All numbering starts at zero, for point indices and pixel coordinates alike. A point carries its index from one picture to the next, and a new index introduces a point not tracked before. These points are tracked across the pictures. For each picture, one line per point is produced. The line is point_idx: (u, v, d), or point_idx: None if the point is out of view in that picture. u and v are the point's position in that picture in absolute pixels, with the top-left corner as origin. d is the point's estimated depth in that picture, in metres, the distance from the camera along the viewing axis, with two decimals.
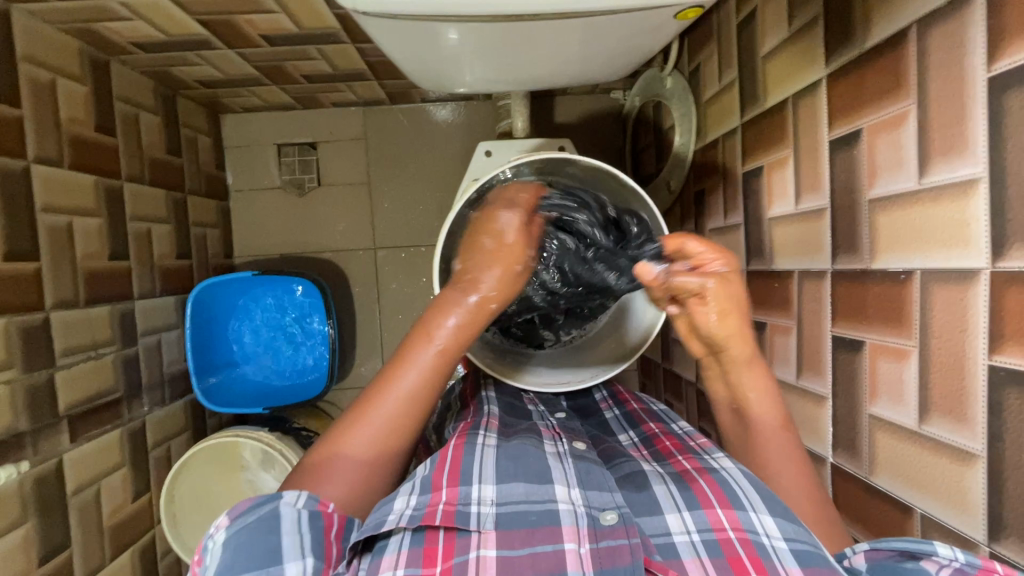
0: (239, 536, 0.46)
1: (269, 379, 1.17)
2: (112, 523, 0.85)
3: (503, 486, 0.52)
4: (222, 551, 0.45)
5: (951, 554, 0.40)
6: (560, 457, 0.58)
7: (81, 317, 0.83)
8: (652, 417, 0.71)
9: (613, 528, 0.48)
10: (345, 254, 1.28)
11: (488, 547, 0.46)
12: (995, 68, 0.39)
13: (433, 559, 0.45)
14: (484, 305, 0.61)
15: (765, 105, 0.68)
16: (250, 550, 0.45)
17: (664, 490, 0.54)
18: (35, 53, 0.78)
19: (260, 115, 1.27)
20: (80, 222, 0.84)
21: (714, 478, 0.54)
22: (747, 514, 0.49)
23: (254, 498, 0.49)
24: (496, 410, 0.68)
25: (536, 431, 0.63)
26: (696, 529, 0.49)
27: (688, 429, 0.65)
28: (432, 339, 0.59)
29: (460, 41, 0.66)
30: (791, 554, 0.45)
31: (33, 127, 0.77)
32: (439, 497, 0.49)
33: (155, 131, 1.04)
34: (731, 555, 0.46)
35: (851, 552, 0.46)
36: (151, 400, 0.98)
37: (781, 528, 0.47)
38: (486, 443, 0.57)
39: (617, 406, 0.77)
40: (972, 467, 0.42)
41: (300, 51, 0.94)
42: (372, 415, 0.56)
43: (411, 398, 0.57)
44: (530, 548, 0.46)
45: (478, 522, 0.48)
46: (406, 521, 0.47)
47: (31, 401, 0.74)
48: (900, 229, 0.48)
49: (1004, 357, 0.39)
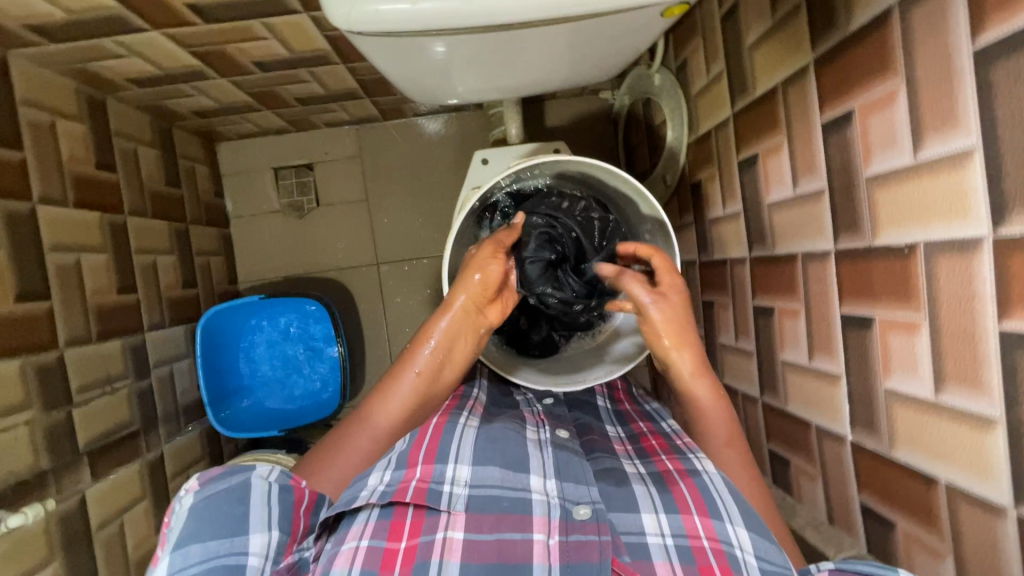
0: (211, 499, 0.52)
1: (282, 404, 1.17)
2: (137, 556, 0.85)
3: (478, 469, 0.56)
4: (194, 512, 0.51)
5: None
6: (540, 445, 0.61)
7: (93, 352, 0.83)
8: (643, 415, 0.74)
9: (585, 523, 0.51)
10: (348, 272, 1.29)
11: (455, 529, 0.51)
12: (979, 41, 0.40)
13: (399, 533, 0.51)
14: (471, 310, 0.69)
15: (755, 95, 0.69)
16: (223, 516, 0.51)
17: (643, 490, 0.57)
18: (34, 97, 0.79)
19: (254, 142, 1.28)
20: (87, 259, 0.85)
21: (694, 483, 0.56)
22: (723, 524, 0.52)
23: (229, 467, 0.55)
24: (483, 396, 0.72)
25: (520, 417, 0.67)
26: (670, 533, 0.52)
27: (676, 429, 0.68)
28: (428, 338, 0.67)
29: (448, 53, 0.67)
30: (760, 571, 0.49)
31: (36, 168, 0.78)
32: (413, 474, 0.54)
33: (154, 165, 1.05)
34: (702, 563, 0.49)
35: (816, 569, 0.51)
36: (167, 431, 0.98)
37: (753, 544, 0.51)
38: (468, 423, 0.61)
39: (610, 399, 0.80)
40: (991, 434, 0.42)
41: (292, 75, 0.95)
42: (394, 392, 0.65)
43: (421, 386, 0.66)
44: (497, 533, 0.50)
45: (449, 502, 0.52)
46: (377, 496, 0.52)
47: (51, 440, 0.74)
48: (900, 205, 0.48)
49: (1013, 321, 0.40)
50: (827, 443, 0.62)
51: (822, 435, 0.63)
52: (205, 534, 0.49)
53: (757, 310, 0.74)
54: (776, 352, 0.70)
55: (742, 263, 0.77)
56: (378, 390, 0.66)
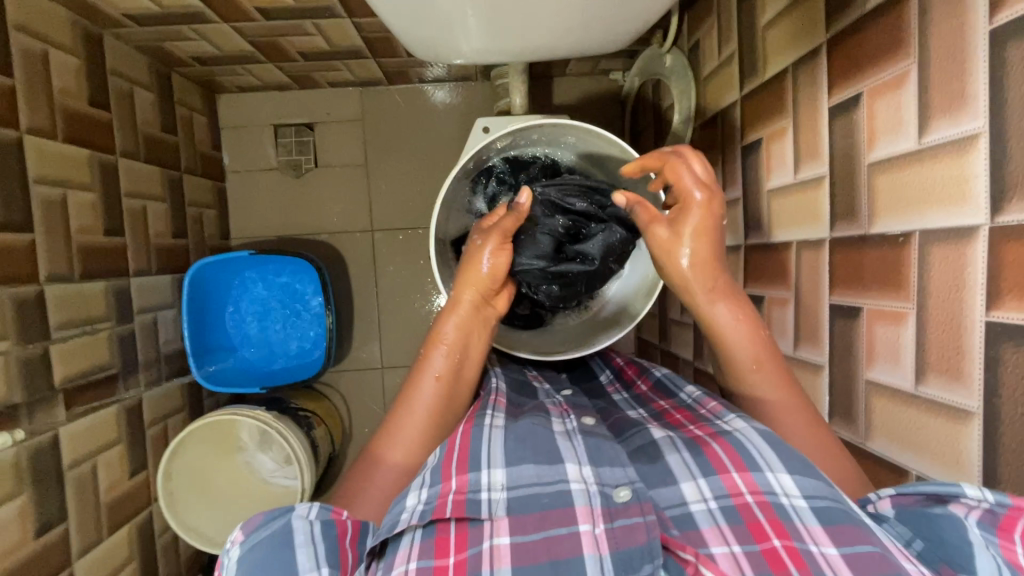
0: (254, 553, 0.47)
1: (266, 363, 1.17)
2: (109, 499, 0.85)
3: (513, 469, 0.52)
4: (239, 567, 0.46)
5: (979, 496, 0.39)
6: (569, 434, 0.58)
7: (75, 291, 0.82)
8: (659, 390, 0.71)
9: (627, 505, 0.49)
10: (342, 236, 1.27)
11: (501, 536, 0.47)
12: (996, 20, 0.39)
13: (445, 548, 0.46)
14: (475, 301, 0.67)
15: (765, 77, 0.67)
16: (266, 566, 0.45)
17: (677, 458, 0.54)
18: (27, 24, 0.77)
19: (255, 95, 1.26)
20: (74, 196, 0.84)
21: (728, 441, 0.53)
22: (764, 475, 0.49)
23: (266, 513, 0.50)
24: (502, 386, 0.69)
25: (544, 409, 0.64)
26: (713, 496, 0.50)
27: (697, 395, 0.64)
28: (440, 343, 0.65)
29: (454, 6, 0.65)
30: (812, 512, 0.46)
31: (26, 98, 0.76)
32: (450, 486, 0.49)
33: (150, 108, 1.03)
34: (750, 520, 0.47)
35: (876, 498, 0.47)
36: (147, 378, 0.98)
37: (799, 486, 0.48)
38: (494, 423, 0.57)
39: (624, 388, 0.76)
40: (967, 426, 0.42)
41: (297, 25, 0.93)
42: (417, 397, 0.62)
43: (442, 384, 0.64)
44: (543, 532, 0.47)
45: (489, 509, 0.49)
46: (417, 517, 0.47)
47: (25, 373, 0.73)
48: (899, 192, 0.47)
49: (1002, 312, 0.39)
50: None
51: None
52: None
53: (747, 298, 0.74)
54: None
55: (737, 250, 0.76)
56: (401, 403, 0.63)
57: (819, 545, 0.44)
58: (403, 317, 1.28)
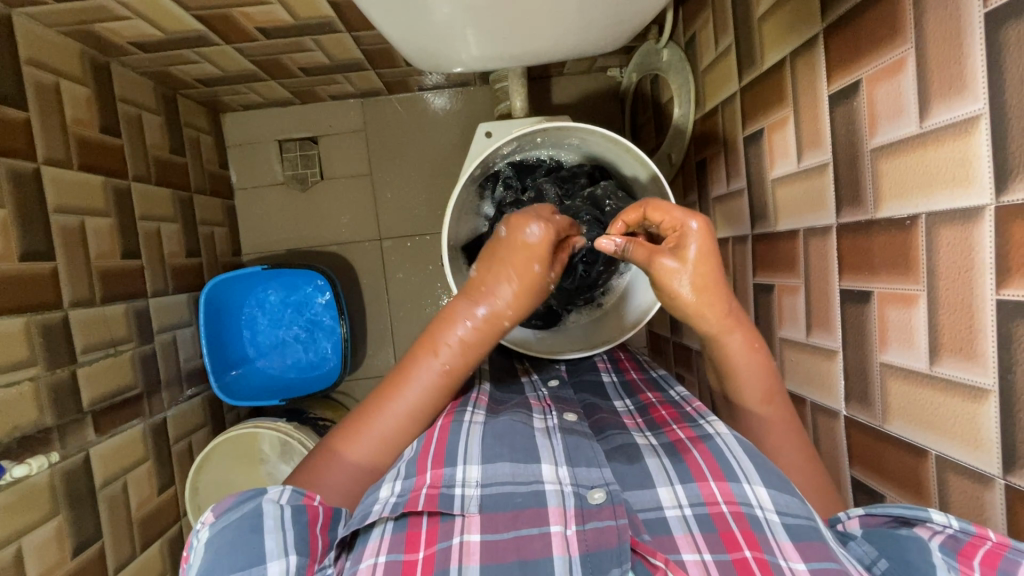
0: (222, 534, 0.48)
1: (285, 374, 1.19)
2: (140, 516, 0.87)
3: (488, 467, 0.53)
4: (207, 548, 0.48)
5: (945, 521, 0.42)
6: (549, 432, 0.60)
7: (98, 315, 0.85)
8: (650, 384, 0.74)
9: (600, 508, 0.49)
10: (352, 246, 1.29)
11: (471, 533, 0.48)
12: (991, 3, 0.39)
13: (416, 544, 0.48)
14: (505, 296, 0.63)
15: (763, 68, 0.68)
16: (234, 547, 0.47)
17: (657, 462, 0.56)
18: (37, 57, 0.79)
19: (259, 112, 1.27)
20: (91, 222, 0.86)
21: (708, 447, 0.56)
22: (741, 486, 0.51)
23: (236, 496, 0.52)
24: (486, 386, 0.70)
25: (526, 405, 0.66)
26: (689, 504, 0.51)
27: (685, 394, 0.67)
28: (451, 329, 0.62)
29: (452, 16, 0.66)
30: (784, 528, 0.48)
31: (40, 129, 0.78)
32: (423, 480, 0.51)
33: (159, 132, 1.05)
34: (724, 529, 0.49)
35: (845, 517, 0.50)
36: (170, 396, 1.00)
37: (774, 500, 0.50)
38: (473, 420, 0.59)
39: (615, 371, 0.79)
40: (984, 403, 0.42)
41: (297, 43, 0.95)
42: (409, 382, 0.61)
43: (438, 380, 0.61)
44: (514, 531, 0.48)
45: (462, 506, 0.50)
46: (389, 510, 0.49)
47: (55, 397, 0.75)
48: (902, 176, 0.48)
49: (1010, 290, 0.40)
50: (822, 420, 0.62)
51: (817, 411, 0.63)
52: (219, 568, 0.46)
53: (757, 287, 0.74)
54: (776, 328, 0.70)
55: (745, 241, 0.76)
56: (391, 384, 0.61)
57: (789, 560, 0.45)
58: (415, 323, 1.30)
